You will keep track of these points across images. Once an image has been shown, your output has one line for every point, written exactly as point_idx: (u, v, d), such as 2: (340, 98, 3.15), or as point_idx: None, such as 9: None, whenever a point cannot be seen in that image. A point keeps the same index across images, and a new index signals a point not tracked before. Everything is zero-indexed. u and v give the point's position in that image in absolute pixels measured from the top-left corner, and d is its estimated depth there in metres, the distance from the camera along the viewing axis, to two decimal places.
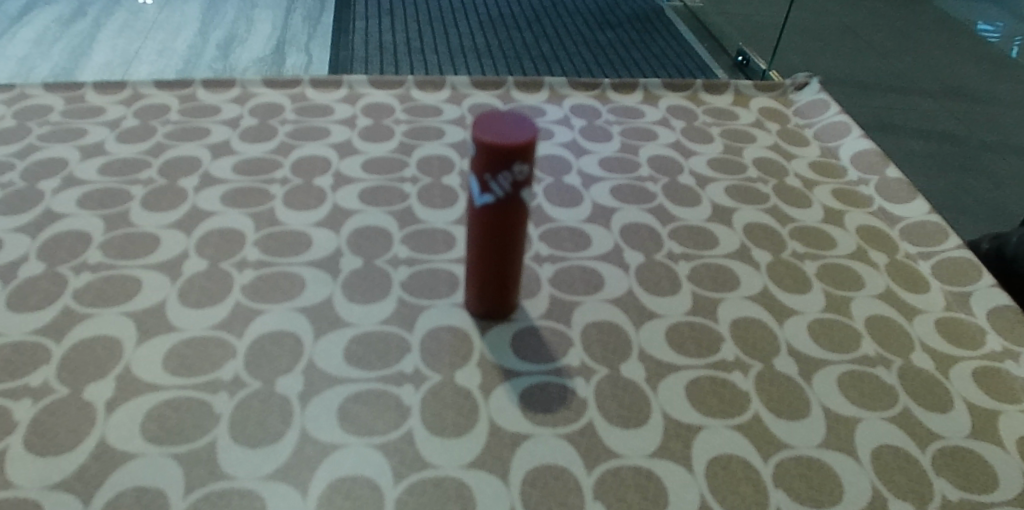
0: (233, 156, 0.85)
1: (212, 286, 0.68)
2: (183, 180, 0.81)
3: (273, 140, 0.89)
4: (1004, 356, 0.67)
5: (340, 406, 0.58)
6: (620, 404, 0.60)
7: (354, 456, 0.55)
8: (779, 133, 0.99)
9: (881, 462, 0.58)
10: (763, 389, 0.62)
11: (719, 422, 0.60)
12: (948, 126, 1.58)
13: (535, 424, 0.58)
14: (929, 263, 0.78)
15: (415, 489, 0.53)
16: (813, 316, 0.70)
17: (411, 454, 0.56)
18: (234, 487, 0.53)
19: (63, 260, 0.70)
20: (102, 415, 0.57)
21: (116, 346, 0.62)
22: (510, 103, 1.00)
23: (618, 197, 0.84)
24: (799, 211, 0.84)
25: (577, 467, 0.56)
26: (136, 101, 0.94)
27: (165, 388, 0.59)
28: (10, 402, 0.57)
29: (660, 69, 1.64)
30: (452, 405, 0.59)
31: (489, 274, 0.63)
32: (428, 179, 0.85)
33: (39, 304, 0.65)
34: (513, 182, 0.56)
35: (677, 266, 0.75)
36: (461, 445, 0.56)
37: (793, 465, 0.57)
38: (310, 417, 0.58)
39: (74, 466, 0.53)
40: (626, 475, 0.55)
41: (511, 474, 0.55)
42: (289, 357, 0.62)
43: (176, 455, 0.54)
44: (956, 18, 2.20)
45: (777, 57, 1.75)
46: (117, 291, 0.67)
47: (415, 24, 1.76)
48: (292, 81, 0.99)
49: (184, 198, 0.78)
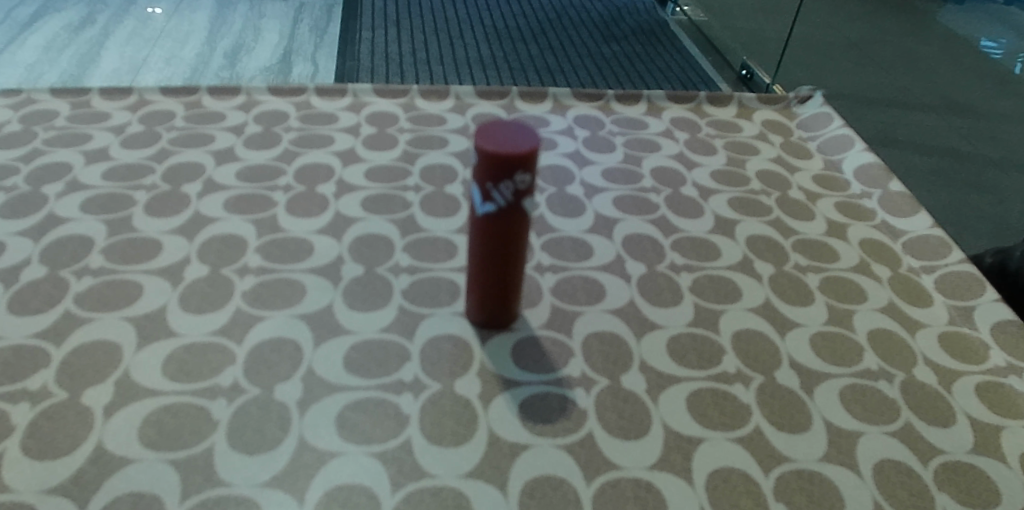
0: (236, 162, 0.88)
1: (286, 292, 0.71)
2: (186, 186, 0.84)
3: (277, 147, 0.92)
4: (1007, 371, 0.70)
5: (419, 417, 0.61)
6: (722, 413, 0.63)
7: (353, 465, 0.57)
8: (784, 146, 1.02)
9: (951, 475, 0.60)
10: (854, 399, 0.65)
11: (788, 435, 0.62)
12: (953, 142, 1.61)
13: (540, 431, 0.60)
14: (931, 277, 0.80)
15: (421, 498, 0.55)
16: (815, 329, 0.72)
17: (409, 464, 0.57)
18: (330, 493, 0.55)
19: (138, 264, 0.73)
20: (196, 417, 0.59)
21: (198, 352, 0.65)
22: (515, 113, 1.04)
23: (620, 207, 0.87)
24: (803, 224, 0.86)
25: (577, 478, 0.57)
26: (142, 106, 0.97)
27: (247, 393, 0.62)
28: (99, 404, 0.60)
29: (665, 82, 1.66)
30: (458, 414, 0.61)
31: (491, 282, 0.65)
32: (430, 188, 0.87)
33: (119, 307, 0.68)
34: (515, 191, 0.58)
35: (679, 277, 0.77)
36: (460, 455, 0.58)
37: (892, 470, 0.60)
38: (388, 425, 0.60)
39: (169, 467, 0.56)
40: (737, 479, 0.58)
41: (592, 482, 0.57)
42: (373, 367, 0.65)
43: (266, 463, 0.57)
44: (962, 34, 2.24)
45: (785, 70, 1.79)
46: (199, 297, 0.70)
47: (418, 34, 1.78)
48: (299, 89, 1.02)
49: (186, 205, 0.81)
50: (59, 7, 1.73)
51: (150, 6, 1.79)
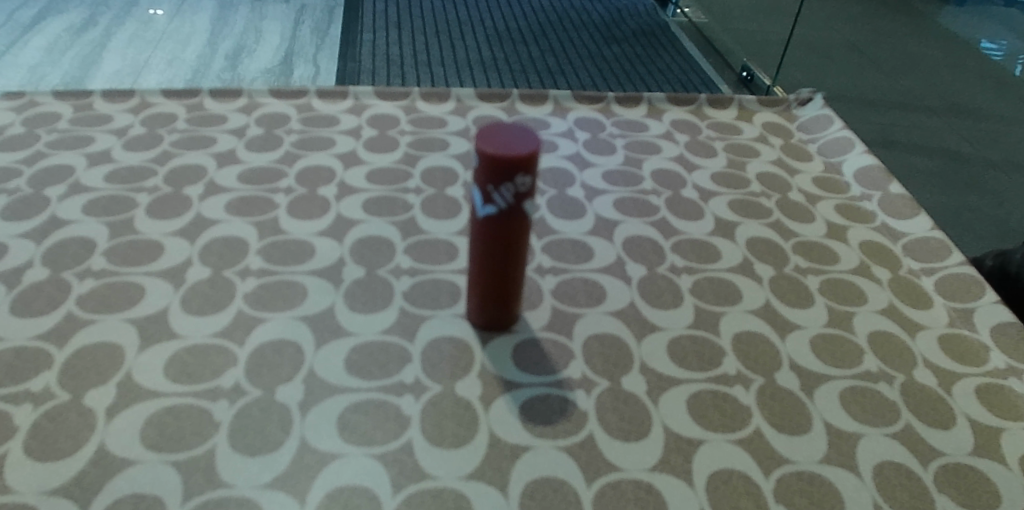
0: (238, 165, 0.89)
1: (291, 293, 0.72)
2: (188, 189, 0.84)
3: (277, 150, 0.92)
4: (1007, 373, 0.70)
5: (425, 418, 0.61)
6: (722, 414, 0.63)
7: (355, 466, 0.57)
8: (784, 148, 1.02)
9: (946, 476, 0.60)
10: (854, 401, 0.66)
11: (784, 438, 0.62)
12: (954, 146, 1.60)
13: (541, 432, 0.61)
14: (931, 279, 0.81)
15: (416, 499, 0.55)
16: (814, 331, 0.72)
17: (411, 465, 0.58)
18: (336, 495, 0.55)
19: (138, 266, 0.73)
20: (206, 419, 0.60)
21: (204, 353, 0.65)
22: (514, 116, 1.04)
23: (621, 210, 0.88)
24: (802, 226, 0.87)
25: (569, 478, 0.58)
26: (146, 110, 0.98)
27: (253, 396, 0.62)
28: (101, 406, 0.60)
29: (666, 83, 1.66)
30: (457, 412, 0.62)
31: (491, 284, 0.66)
32: (430, 191, 0.88)
33: (122, 308, 0.69)
34: (515, 194, 0.59)
35: (680, 279, 0.78)
36: (459, 457, 0.58)
37: (892, 471, 0.60)
38: (395, 426, 0.60)
39: (175, 469, 0.56)
40: (738, 481, 0.58)
41: (594, 482, 0.57)
42: (380, 368, 0.65)
43: (272, 464, 0.57)
44: (960, 36, 2.24)
45: (783, 73, 1.79)
46: (202, 299, 0.70)
47: (421, 36, 1.78)
48: (299, 92, 1.03)
49: (187, 207, 0.82)
50: (61, 10, 1.74)
51: (151, 9, 1.78)
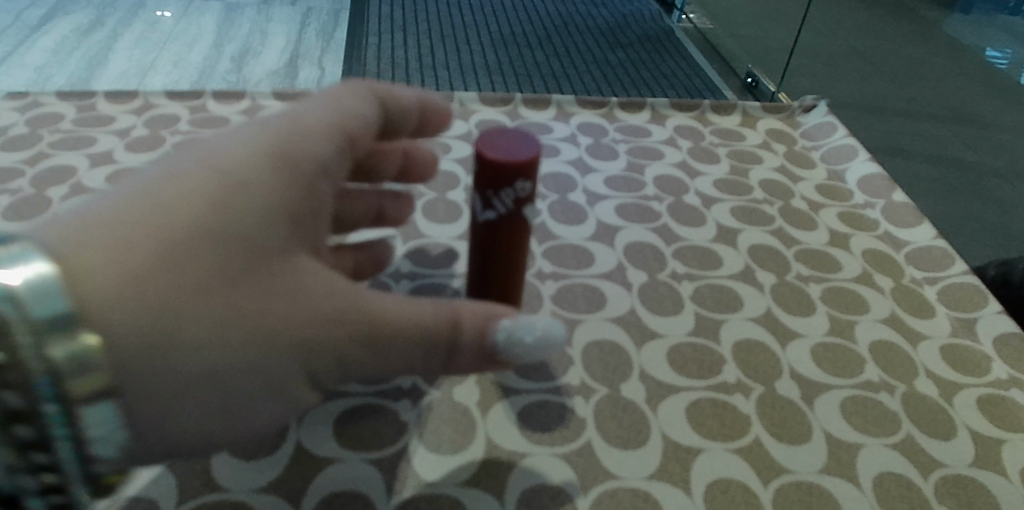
0: (111, 165, 0.75)
1: None
2: (52, 189, 0.71)
3: (156, 150, 0.78)
4: (1009, 384, 0.61)
5: (336, 420, 0.53)
6: (619, 425, 0.54)
7: (234, 472, 0.49)
8: (770, 132, 0.93)
9: (947, 487, 0.52)
10: (855, 411, 0.57)
11: (718, 445, 0.53)
12: (955, 152, 1.50)
13: (467, 436, 0.53)
14: (935, 289, 0.70)
15: (332, 500, 0.48)
16: (817, 339, 0.63)
17: (297, 473, 0.49)
18: (228, 499, 0.48)
19: None
20: None
21: None
22: (518, 120, 0.90)
23: (622, 215, 0.76)
24: (804, 234, 0.76)
25: (506, 490, 0.49)
26: (30, 108, 0.83)
27: None
28: None
29: (659, 78, 1.58)
30: (378, 424, 0.53)
31: (490, 294, 0.57)
32: (432, 193, 0.76)
33: None
34: (515, 200, 0.51)
35: (679, 286, 0.67)
36: (328, 474, 0.49)
37: (892, 483, 0.52)
38: (306, 429, 0.52)
39: None
40: (736, 492, 0.51)
41: (507, 493, 0.49)
42: None
43: (171, 466, 0.49)
44: (966, 43, 2.06)
45: (794, 66, 1.66)
46: None
47: (400, 33, 1.67)
48: (190, 92, 0.87)
49: (44, 209, 0.69)
50: (68, 11, 1.70)
51: (158, 10, 1.74)
